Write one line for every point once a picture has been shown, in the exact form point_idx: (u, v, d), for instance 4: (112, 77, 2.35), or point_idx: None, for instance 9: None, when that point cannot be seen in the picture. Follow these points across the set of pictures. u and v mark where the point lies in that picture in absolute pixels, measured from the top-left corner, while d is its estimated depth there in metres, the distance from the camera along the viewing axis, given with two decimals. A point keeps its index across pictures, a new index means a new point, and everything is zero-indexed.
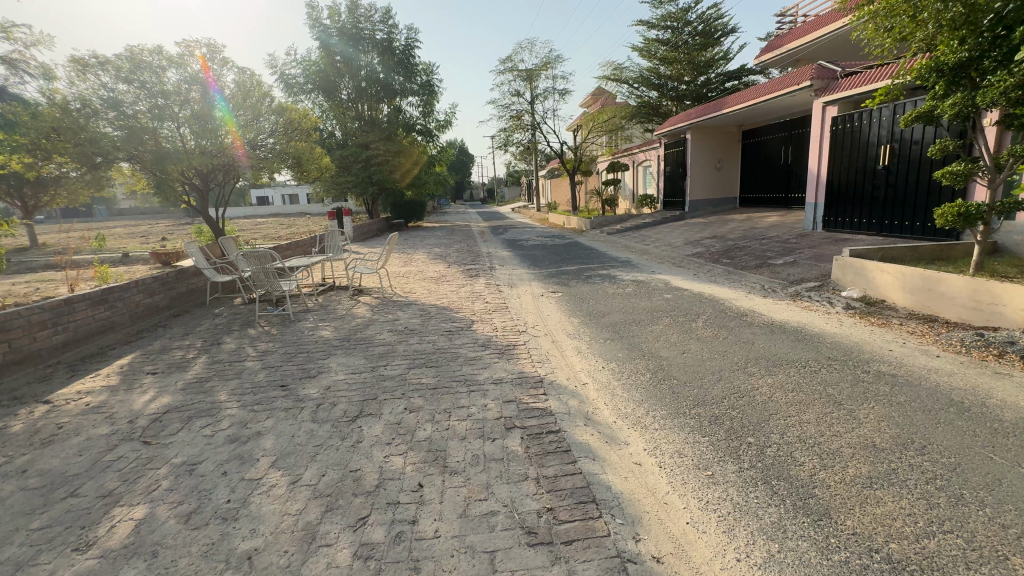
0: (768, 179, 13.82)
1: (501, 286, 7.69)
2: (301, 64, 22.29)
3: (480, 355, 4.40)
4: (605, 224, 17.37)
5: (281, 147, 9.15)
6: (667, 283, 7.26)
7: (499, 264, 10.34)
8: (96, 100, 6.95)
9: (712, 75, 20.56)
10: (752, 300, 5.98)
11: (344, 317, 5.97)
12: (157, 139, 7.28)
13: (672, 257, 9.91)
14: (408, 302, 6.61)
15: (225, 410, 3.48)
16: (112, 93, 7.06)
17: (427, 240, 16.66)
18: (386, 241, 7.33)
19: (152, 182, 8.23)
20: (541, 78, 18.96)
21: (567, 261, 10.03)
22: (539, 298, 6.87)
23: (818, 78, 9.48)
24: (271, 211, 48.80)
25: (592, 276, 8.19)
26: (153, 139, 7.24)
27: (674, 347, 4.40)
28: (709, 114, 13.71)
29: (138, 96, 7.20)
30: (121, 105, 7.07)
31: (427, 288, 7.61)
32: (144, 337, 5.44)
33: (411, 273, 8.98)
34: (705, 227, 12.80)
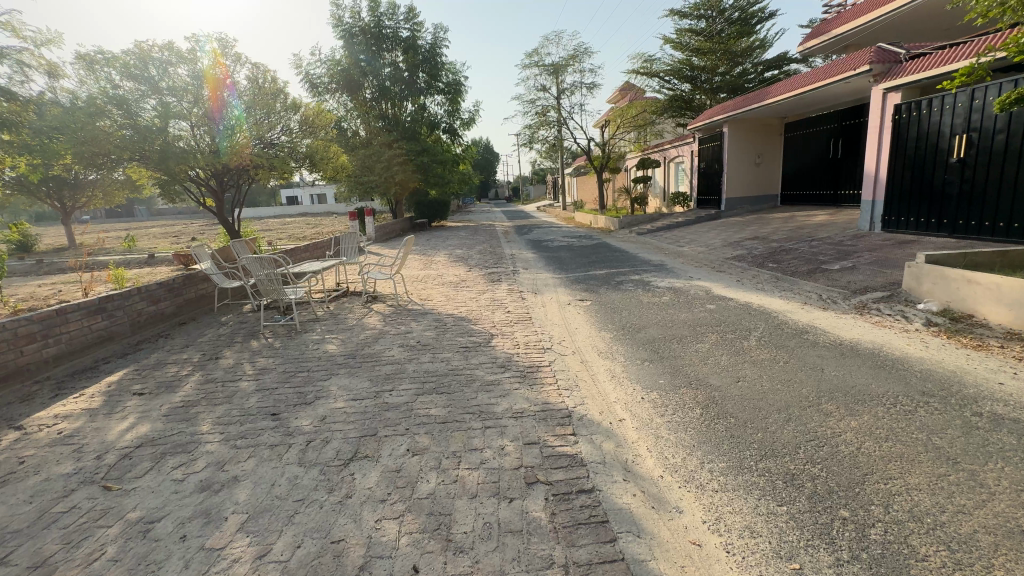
0: (814, 176, 12.82)
1: (525, 293, 7.11)
2: (325, 64, 22.19)
3: (499, 379, 3.83)
4: (635, 223, 16.58)
5: (289, 145, 9.18)
6: (709, 291, 6.55)
7: (523, 267, 9.77)
8: (102, 99, 6.93)
9: (749, 66, 19.41)
10: (810, 313, 5.24)
11: (353, 328, 5.50)
12: (164, 138, 7.27)
13: (710, 260, 9.12)
14: (423, 311, 6.10)
15: (203, 446, 3.03)
16: (119, 91, 7.01)
17: (449, 240, 16.22)
18: (404, 244, 6.81)
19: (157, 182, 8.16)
20: (567, 72, 18.27)
21: (596, 265, 9.38)
22: (566, 307, 6.27)
23: (879, 61, 8.53)
24: (299, 211, 49.51)
25: (624, 282, 7.53)
26: (161, 138, 7.22)
27: (725, 373, 3.74)
28: (749, 106, 12.77)
29: (144, 93, 7.16)
30: (128, 104, 7.03)
31: (445, 295, 7.10)
32: (143, 349, 5.11)
33: (429, 278, 8.49)
34: (745, 227, 11.89)
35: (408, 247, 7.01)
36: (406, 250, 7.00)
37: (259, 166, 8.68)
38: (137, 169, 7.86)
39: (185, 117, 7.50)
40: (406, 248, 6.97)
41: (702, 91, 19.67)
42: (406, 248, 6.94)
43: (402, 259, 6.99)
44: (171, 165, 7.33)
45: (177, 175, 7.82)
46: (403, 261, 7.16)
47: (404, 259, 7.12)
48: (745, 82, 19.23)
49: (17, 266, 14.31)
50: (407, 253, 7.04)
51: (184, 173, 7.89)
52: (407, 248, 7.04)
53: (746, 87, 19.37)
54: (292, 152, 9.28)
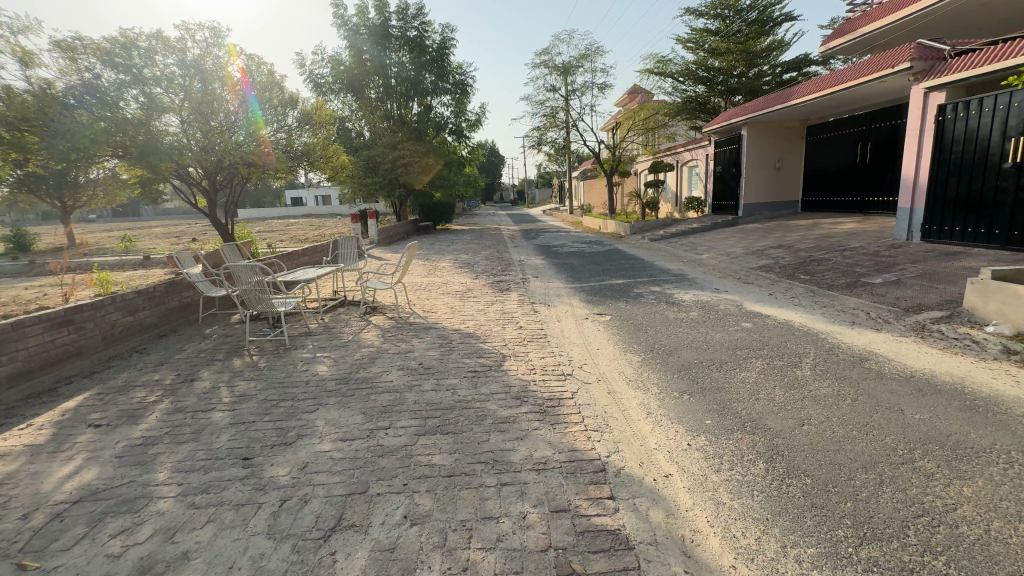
0: (838, 182, 12.24)
1: (537, 305, 6.54)
2: (330, 63, 21.79)
3: (515, 415, 3.25)
4: (647, 229, 16.01)
5: (275, 140, 9.00)
6: (741, 306, 5.95)
7: (533, 274, 9.21)
8: (79, 87, 6.83)
9: (767, 67, 18.79)
10: (863, 335, 4.64)
11: (348, 344, 4.94)
12: (148, 132, 7.13)
13: (734, 270, 8.52)
14: (426, 326, 5.53)
15: (155, 503, 2.46)
16: (95, 78, 6.91)
17: (454, 244, 15.68)
18: (407, 247, 6.26)
19: (137, 178, 8.13)
20: (577, 72, 17.75)
21: (610, 274, 8.82)
22: (584, 322, 5.70)
23: (921, 58, 7.93)
24: (304, 212, 49.21)
25: (644, 294, 6.93)
26: (145, 132, 7.08)
27: (783, 413, 3.15)
28: (771, 108, 12.19)
29: (124, 84, 6.99)
30: (105, 94, 6.83)
31: (451, 306, 6.54)
32: (112, 366, 4.55)
33: (433, 286, 7.95)
34: (766, 235, 11.28)
35: (411, 251, 6.48)
36: (409, 256, 6.47)
37: (247, 164, 8.52)
38: (129, 165, 7.62)
39: (166, 109, 7.34)
40: (409, 252, 6.43)
41: (717, 94, 19.06)
42: (410, 251, 6.40)
43: (405, 265, 6.44)
44: (151, 162, 7.19)
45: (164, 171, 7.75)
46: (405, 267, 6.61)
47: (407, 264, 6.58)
48: (762, 83, 18.61)
49: (9, 265, 13.87)
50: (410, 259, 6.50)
51: (167, 169, 7.79)
52: (411, 253, 6.50)
53: (763, 89, 18.75)
54: (277, 149, 9.03)
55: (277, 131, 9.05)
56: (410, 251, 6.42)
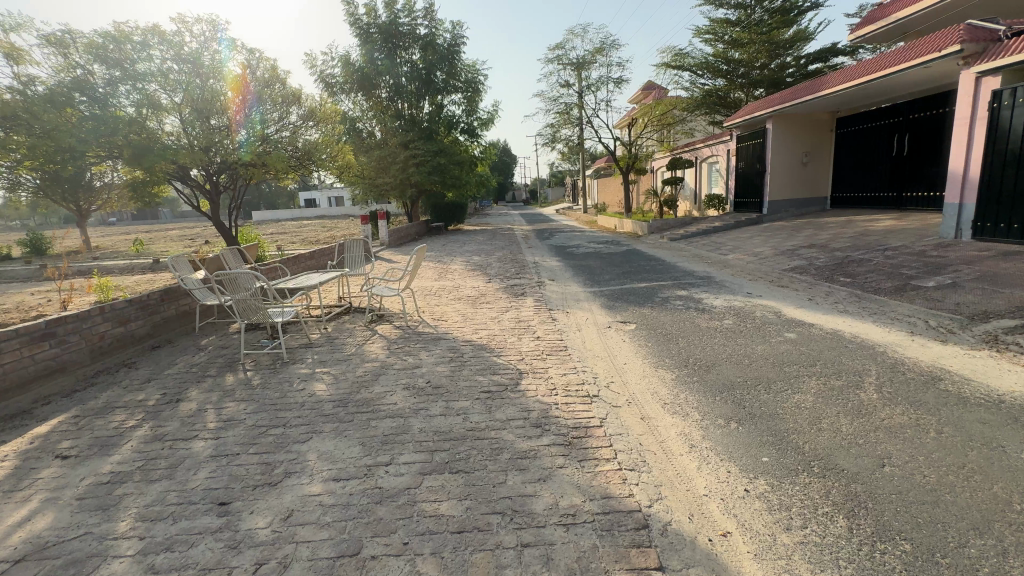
0: (872, 176, 11.57)
1: (555, 312, 6.08)
2: (340, 63, 21.56)
3: (536, 450, 2.79)
4: (666, 228, 15.44)
5: (278, 139, 8.64)
6: (779, 313, 5.42)
7: (549, 277, 8.75)
8: (68, 82, 6.57)
9: (790, 58, 18.02)
10: (928, 348, 4.09)
11: (351, 358, 4.53)
12: (142, 129, 6.92)
13: (765, 273, 7.96)
14: (436, 336, 5.10)
15: (108, 567, 2.05)
16: (82, 74, 6.64)
17: (466, 246, 15.29)
18: (415, 252, 5.82)
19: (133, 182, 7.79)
20: (592, 66, 17.22)
21: (631, 277, 8.33)
22: (608, 333, 5.22)
23: (972, 40, 7.27)
24: (317, 213, 49.32)
25: (670, 299, 6.43)
26: (139, 130, 6.87)
27: (856, 449, 2.64)
28: (798, 98, 11.57)
29: (116, 80, 6.80)
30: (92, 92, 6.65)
31: (462, 313, 6.11)
32: (96, 383, 4.21)
33: (444, 290, 7.55)
34: (795, 233, 10.66)
35: (420, 256, 6.05)
36: (417, 261, 6.03)
37: (246, 163, 8.21)
38: (131, 169, 7.45)
39: (160, 105, 7.15)
40: (418, 257, 6.00)
41: (737, 87, 18.36)
42: (418, 256, 5.97)
43: (413, 270, 6.01)
44: (148, 163, 6.93)
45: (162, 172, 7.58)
46: (414, 273, 6.19)
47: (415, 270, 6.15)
48: (785, 75, 17.86)
49: (22, 269, 13.86)
50: (418, 264, 6.06)
51: (165, 169, 7.60)
52: (420, 258, 6.08)
53: (786, 81, 17.99)
54: (281, 148, 8.69)
55: (279, 128, 8.73)
56: (419, 255, 5.99)
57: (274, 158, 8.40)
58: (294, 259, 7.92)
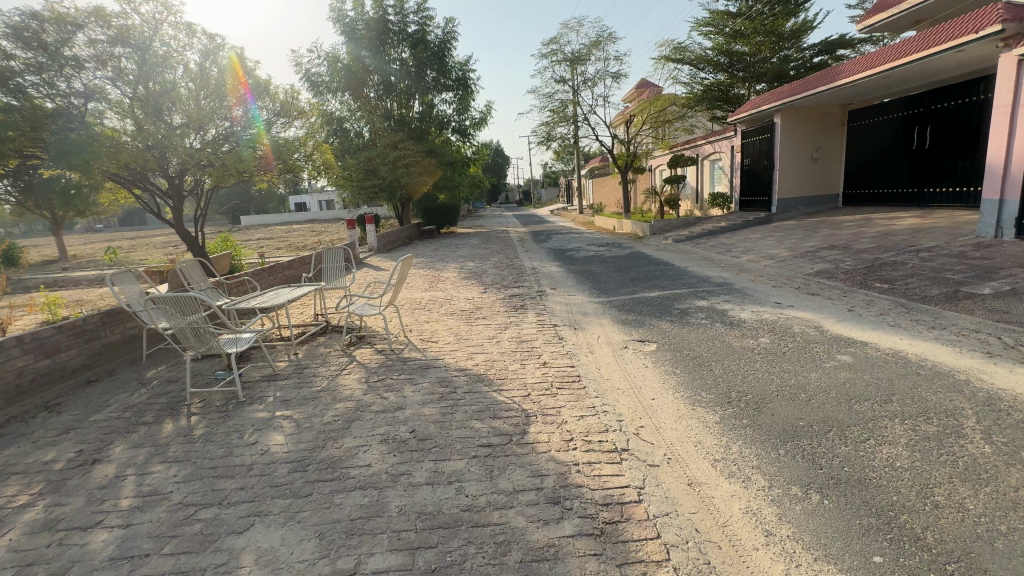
0: (888, 171, 10.94)
1: (562, 329, 5.33)
2: (327, 60, 20.75)
3: (555, 547, 2.02)
4: (668, 228, 14.75)
5: (245, 138, 7.84)
6: (821, 329, 4.71)
7: (551, 285, 8.01)
8: None
9: (793, 51, 17.39)
10: (1019, 375, 3.37)
11: (320, 396, 3.75)
12: (78, 123, 6.30)
13: (788, 278, 7.25)
14: (424, 364, 4.32)
15: None
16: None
17: (460, 249, 14.52)
18: (399, 266, 4.98)
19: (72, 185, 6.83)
20: (588, 61, 16.51)
21: (639, 284, 7.62)
22: (624, 355, 4.48)
23: (1014, 19, 6.62)
24: (306, 217, 48.35)
25: (691, 312, 5.69)
26: (74, 125, 6.21)
27: (1003, 544, 1.90)
28: (810, 90, 10.97)
29: (45, 70, 6.07)
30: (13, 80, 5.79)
31: (456, 332, 5.34)
32: (3, 435, 3.40)
33: (435, 303, 6.79)
34: (811, 233, 9.99)
35: (405, 269, 5.21)
36: (401, 277, 5.18)
37: (206, 164, 7.48)
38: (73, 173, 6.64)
39: (103, 97, 6.61)
40: (403, 272, 5.15)
41: (739, 82, 17.75)
42: (403, 270, 5.12)
43: (395, 288, 5.18)
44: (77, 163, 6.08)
45: (111, 173, 6.89)
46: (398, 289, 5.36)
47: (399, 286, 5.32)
48: (789, 69, 17.24)
49: None
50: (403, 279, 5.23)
51: (114, 170, 6.80)
52: (405, 272, 5.24)
53: (790, 74, 17.36)
54: (250, 149, 7.84)
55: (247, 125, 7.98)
56: (404, 269, 5.15)
57: (241, 159, 7.59)
58: (267, 272, 7.16)
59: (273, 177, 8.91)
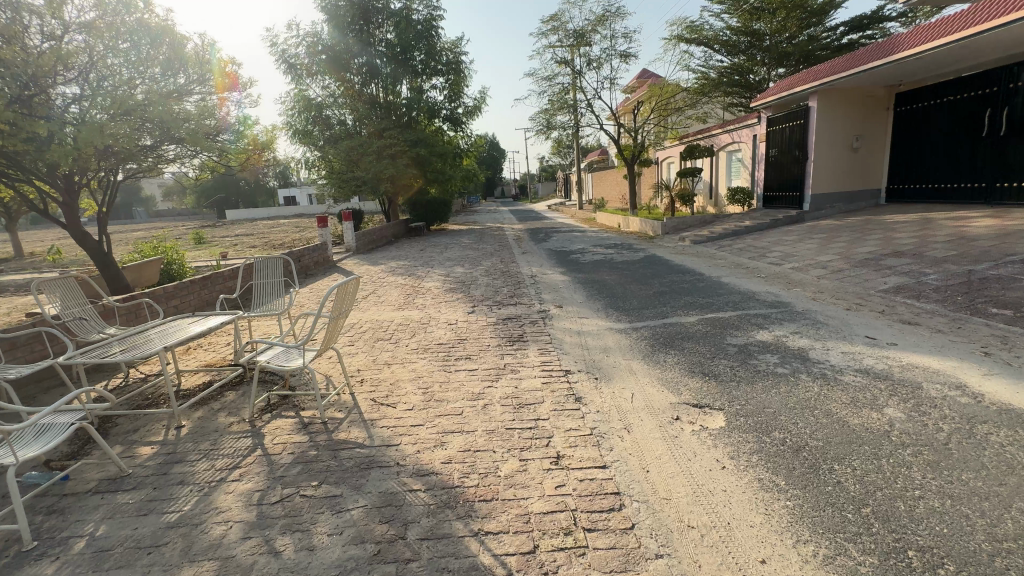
0: (945, 164, 9.44)
1: (578, 382, 3.74)
2: (306, 41, 18.88)
3: None
4: (683, 227, 13.18)
5: (170, 106, 5.66)
6: (971, 392, 3.13)
7: (556, 302, 6.42)
8: None
9: (819, 29, 15.70)
10: None
11: (165, 542, 2.12)
12: None
13: (859, 296, 5.68)
14: (365, 457, 2.72)
15: None
16: None
17: (448, 250, 12.88)
18: (324, 303, 3.09)
19: None
20: (592, 39, 14.81)
21: (668, 301, 6.03)
22: (680, 438, 2.88)
23: None
24: (293, 213, 46.39)
25: (753, 351, 4.12)
26: None
27: None
28: (861, 66, 9.32)
29: None
30: None
31: (426, 384, 3.73)
32: None
33: (406, 332, 5.17)
34: (863, 236, 8.42)
35: (340, 303, 3.34)
36: (334, 316, 3.31)
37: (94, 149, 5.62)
38: None
39: None
40: (337, 307, 3.31)
41: (758, 65, 16.16)
42: (334, 305, 3.26)
43: (324, 333, 3.31)
44: None
45: None
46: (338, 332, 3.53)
47: (336, 328, 3.46)
48: (815, 49, 15.61)
49: None
50: (339, 319, 3.38)
51: None
52: (344, 307, 3.42)
53: (816, 54, 15.70)
54: (182, 125, 5.79)
55: (176, 97, 5.90)
56: (338, 303, 3.30)
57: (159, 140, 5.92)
58: (170, 293, 5.70)
59: (215, 165, 7.23)
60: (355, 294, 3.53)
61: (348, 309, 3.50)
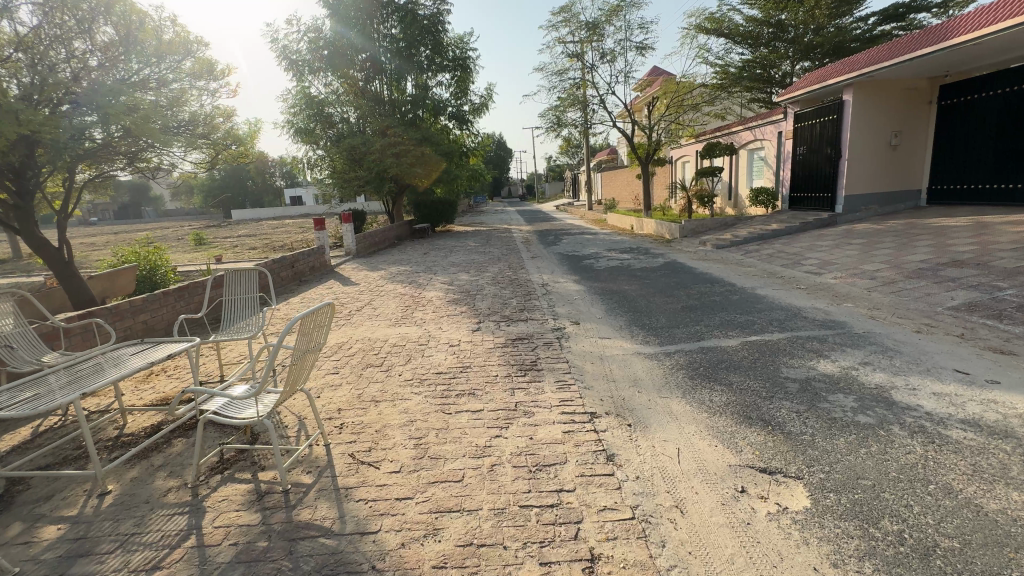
0: (997, 163, 8.61)
1: (607, 431, 3.01)
2: (308, 36, 18.26)
3: None
4: (703, 230, 12.38)
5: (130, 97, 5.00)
6: None
7: (572, 317, 5.70)
8: None
9: (848, 20, 14.86)
10: None
11: None
12: None
13: (925, 314, 4.92)
14: (330, 555, 2.01)
15: None
16: None
17: (452, 255, 12.18)
18: (281, 340, 2.39)
19: None
20: (605, 31, 14.05)
21: (701, 318, 5.29)
22: (755, 528, 2.13)
23: None
24: (297, 213, 45.89)
25: (819, 390, 3.38)
26: None
27: None
28: (902, 56, 8.49)
29: None
30: None
31: (421, 433, 3.02)
32: None
33: (401, 356, 4.47)
34: (909, 242, 7.63)
35: (306, 337, 2.66)
36: (299, 353, 2.62)
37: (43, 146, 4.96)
38: None
39: None
40: (302, 341, 2.63)
41: (781, 58, 15.33)
42: (297, 340, 2.57)
43: (286, 377, 2.62)
44: None
45: None
46: (306, 373, 2.83)
47: (303, 367, 2.77)
48: (843, 41, 14.77)
49: None
50: (305, 356, 2.71)
51: None
52: (311, 341, 2.74)
53: (845, 46, 14.87)
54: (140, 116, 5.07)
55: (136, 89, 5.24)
56: (303, 336, 2.62)
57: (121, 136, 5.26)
58: (133, 305, 5.04)
59: (194, 163, 6.54)
60: (326, 324, 2.86)
61: (317, 343, 2.83)
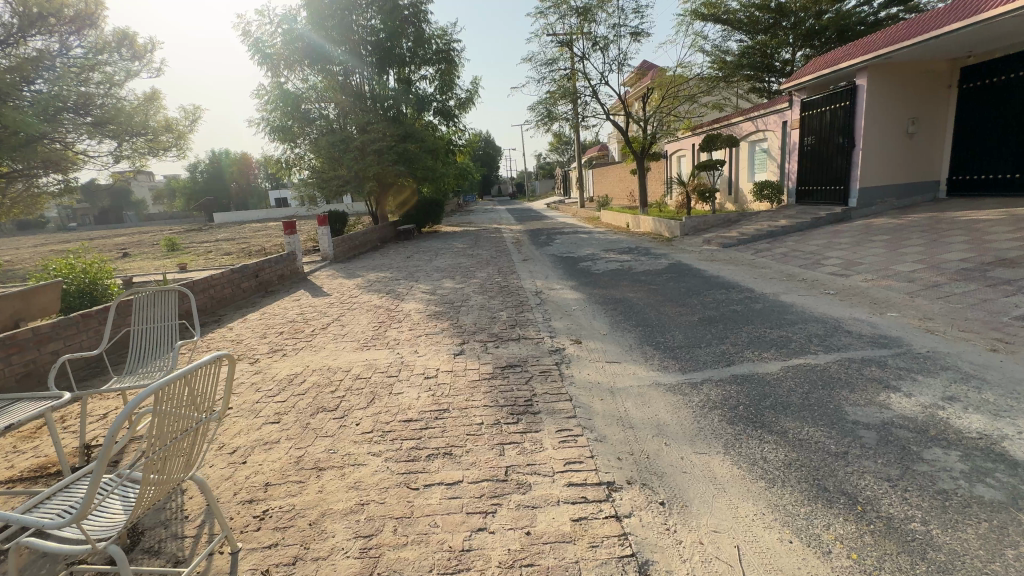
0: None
1: (632, 516, 2.16)
2: (282, 29, 17.23)
3: None
4: (705, 227, 11.60)
5: None
6: None
7: (573, 334, 4.85)
8: None
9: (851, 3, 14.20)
10: None
11: None
12: None
13: (991, 326, 4.14)
14: None
15: None
16: None
17: (438, 258, 11.28)
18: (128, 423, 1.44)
19: None
20: (597, 15, 13.20)
21: (725, 334, 4.46)
22: None
23: None
24: (281, 215, 44.64)
25: (907, 443, 2.55)
26: None
27: None
28: (929, 32, 7.62)
29: None
30: None
31: (371, 526, 2.14)
32: None
33: (364, 393, 3.59)
34: (939, 238, 6.91)
35: (181, 405, 1.74)
36: (172, 431, 1.71)
37: None
38: None
39: None
40: (175, 413, 1.72)
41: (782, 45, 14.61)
42: (164, 413, 1.66)
43: (155, 466, 1.71)
44: None
45: None
46: (195, 453, 1.92)
47: (188, 445, 1.86)
48: (847, 25, 14.08)
49: None
50: (186, 432, 1.80)
51: None
52: (195, 407, 1.83)
53: (849, 31, 14.20)
54: None
55: None
56: (175, 406, 1.71)
57: None
58: (36, 333, 4.10)
59: None
60: (221, 384, 2.00)
61: (209, 407, 1.92)
